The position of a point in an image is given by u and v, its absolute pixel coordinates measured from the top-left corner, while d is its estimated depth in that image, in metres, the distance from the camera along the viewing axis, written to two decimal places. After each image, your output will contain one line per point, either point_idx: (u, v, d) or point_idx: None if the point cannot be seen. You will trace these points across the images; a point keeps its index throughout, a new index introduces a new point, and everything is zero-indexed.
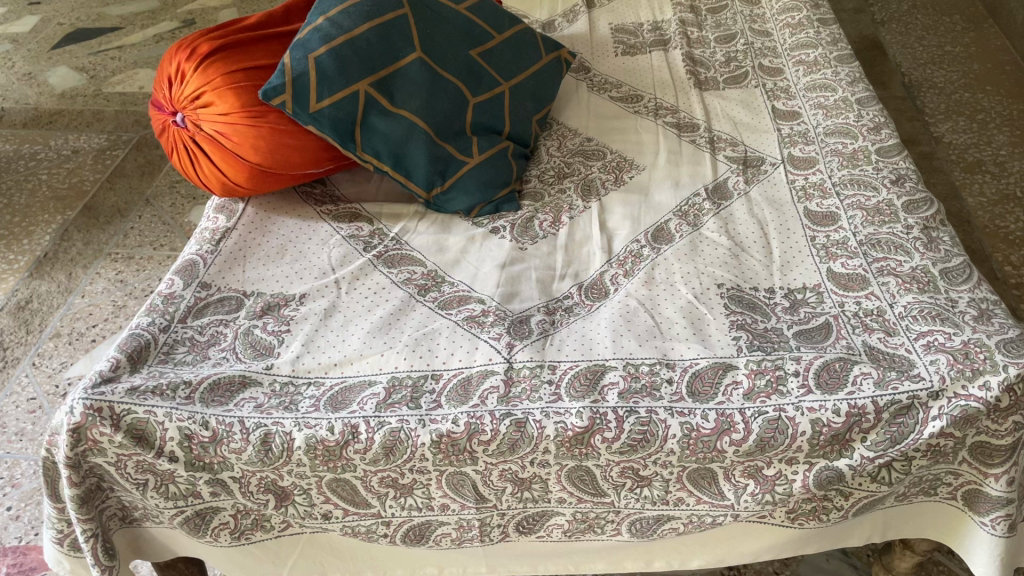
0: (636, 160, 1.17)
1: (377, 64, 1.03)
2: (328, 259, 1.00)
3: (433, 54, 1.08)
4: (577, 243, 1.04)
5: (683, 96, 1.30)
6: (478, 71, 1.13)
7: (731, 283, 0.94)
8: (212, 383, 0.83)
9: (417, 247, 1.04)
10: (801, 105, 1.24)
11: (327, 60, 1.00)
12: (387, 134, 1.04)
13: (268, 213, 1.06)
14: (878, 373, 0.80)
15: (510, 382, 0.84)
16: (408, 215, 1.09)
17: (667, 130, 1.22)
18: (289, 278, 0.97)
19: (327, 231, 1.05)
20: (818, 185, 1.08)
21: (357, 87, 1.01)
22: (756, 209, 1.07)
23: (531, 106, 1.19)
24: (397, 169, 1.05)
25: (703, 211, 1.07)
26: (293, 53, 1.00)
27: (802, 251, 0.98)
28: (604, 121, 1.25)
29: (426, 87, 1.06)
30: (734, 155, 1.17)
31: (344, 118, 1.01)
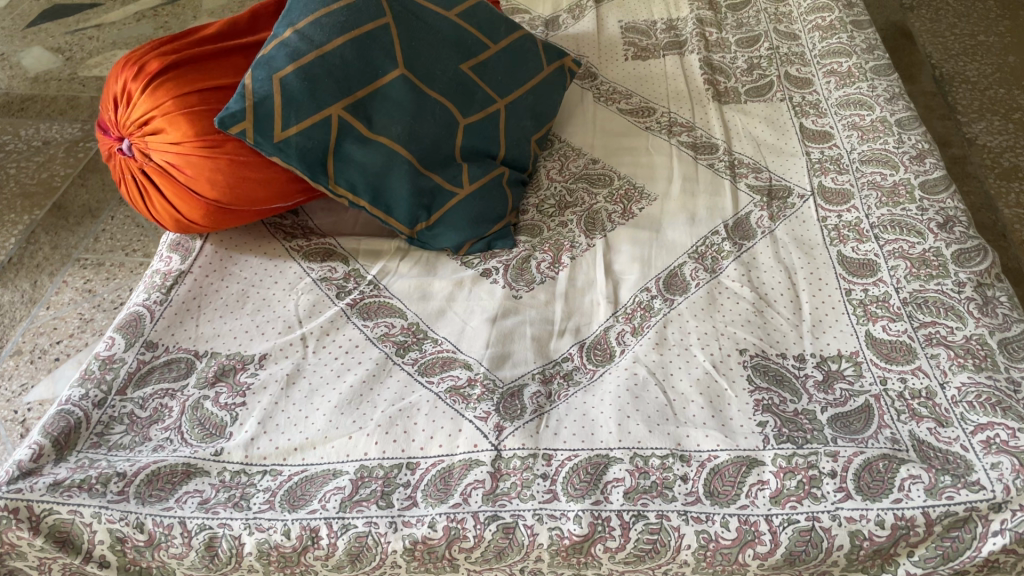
0: (646, 189, 1.04)
1: (353, 84, 0.90)
2: (294, 309, 0.88)
3: (419, 69, 0.95)
4: (578, 290, 0.92)
5: (700, 110, 1.16)
6: (471, 87, 0.99)
7: (754, 348, 0.82)
8: (150, 474, 0.71)
9: (397, 294, 0.91)
10: (833, 124, 1.10)
11: (293, 81, 0.87)
12: (365, 164, 0.91)
13: (229, 251, 0.94)
14: (930, 478, 0.68)
15: (497, 476, 0.72)
16: (388, 253, 0.96)
17: (682, 153, 1.09)
18: (250, 333, 0.85)
19: (296, 273, 0.93)
20: (854, 226, 0.95)
21: (329, 112, 0.88)
22: (783, 251, 0.94)
23: (529, 125, 1.06)
24: (375, 203, 0.93)
25: (722, 253, 0.94)
26: (255, 72, 0.87)
27: (836, 308, 0.86)
28: (612, 140, 1.12)
29: (410, 110, 0.93)
30: (757, 183, 1.04)
31: (315, 148, 0.88)
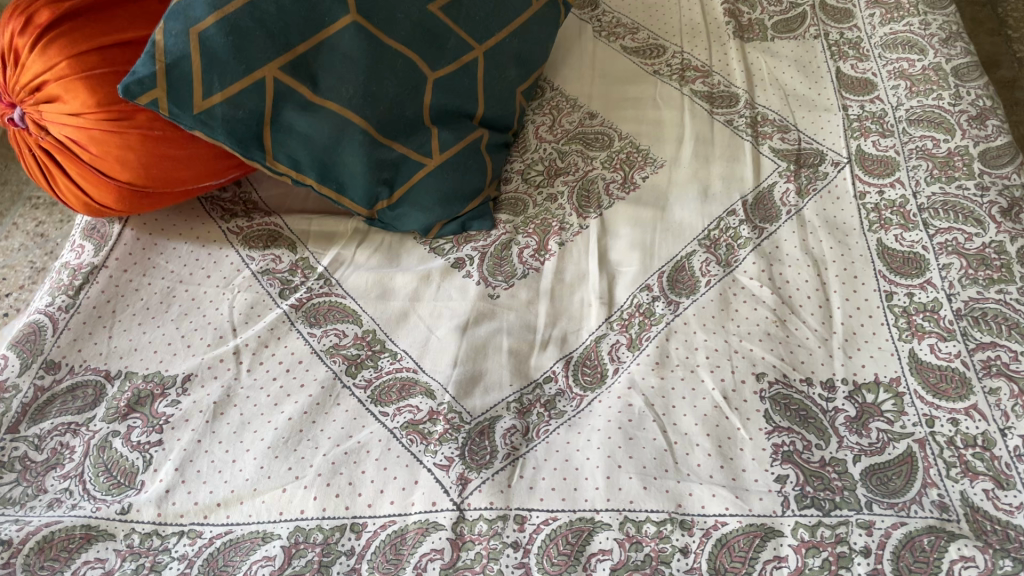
0: (651, 153, 0.88)
1: (292, 36, 0.73)
2: (229, 313, 0.74)
3: (377, 11, 0.77)
4: (567, 287, 0.78)
5: (718, 49, 0.99)
6: (442, 32, 0.82)
7: (775, 373, 0.68)
8: (42, 541, 0.59)
9: (352, 292, 0.77)
10: (875, 70, 0.93)
11: (216, 37, 0.70)
12: (310, 136, 0.75)
13: (154, 236, 0.79)
14: (987, 562, 0.55)
15: (458, 545, 0.59)
16: (344, 237, 0.82)
17: (696, 105, 0.92)
18: (173, 346, 0.71)
19: (233, 264, 0.78)
20: (898, 207, 0.79)
21: (261, 74, 0.72)
22: (812, 238, 0.79)
23: (514, 76, 0.89)
24: (324, 180, 0.78)
25: (739, 240, 0.79)
26: (167, 22, 0.70)
27: (874, 318, 0.72)
28: (613, 88, 0.95)
29: (365, 66, 0.76)
30: (784, 147, 0.88)
31: (245, 118, 0.72)
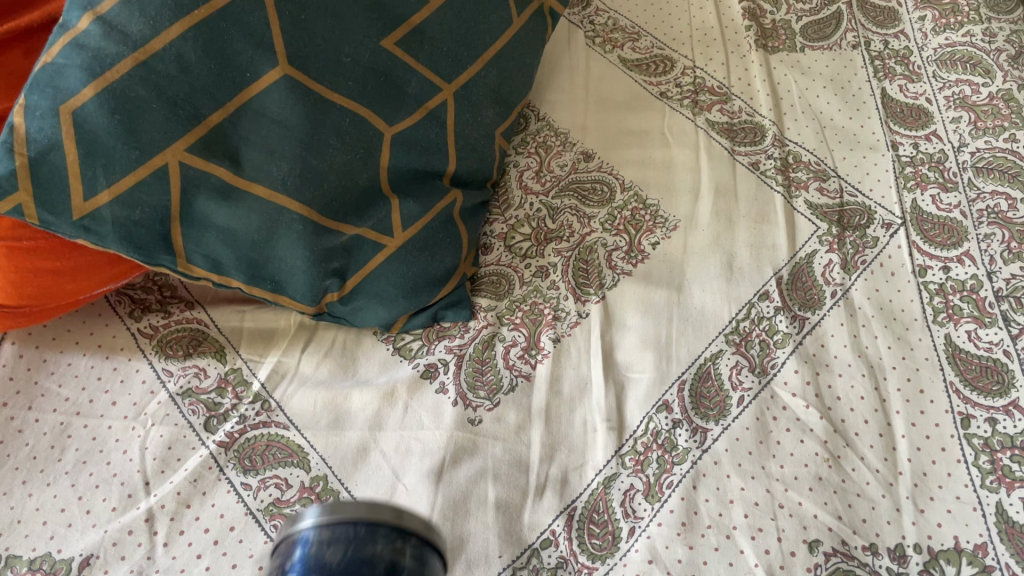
0: (662, 210, 0.72)
1: (202, 104, 0.55)
2: (141, 459, 0.59)
3: (314, 58, 0.59)
4: (564, 402, 0.62)
5: (738, 62, 0.82)
6: (399, 74, 0.64)
7: (831, 541, 0.55)
8: None
9: (297, 420, 0.61)
10: (930, 95, 0.77)
11: (97, 115, 0.52)
12: (231, 230, 0.58)
13: (41, 350, 0.64)
14: None
15: None
16: (285, 338, 0.66)
17: (714, 143, 0.76)
18: (67, 514, 0.56)
19: (145, 384, 0.62)
20: (970, 291, 0.65)
21: (162, 159, 0.54)
22: (865, 333, 0.64)
23: (491, 115, 0.72)
24: (255, 280, 0.61)
25: (775, 335, 0.64)
26: (29, 97, 0.52)
27: (949, 454, 0.58)
28: (612, 117, 0.79)
29: (301, 134, 0.58)
30: (823, 200, 0.72)
31: (144, 218, 0.55)
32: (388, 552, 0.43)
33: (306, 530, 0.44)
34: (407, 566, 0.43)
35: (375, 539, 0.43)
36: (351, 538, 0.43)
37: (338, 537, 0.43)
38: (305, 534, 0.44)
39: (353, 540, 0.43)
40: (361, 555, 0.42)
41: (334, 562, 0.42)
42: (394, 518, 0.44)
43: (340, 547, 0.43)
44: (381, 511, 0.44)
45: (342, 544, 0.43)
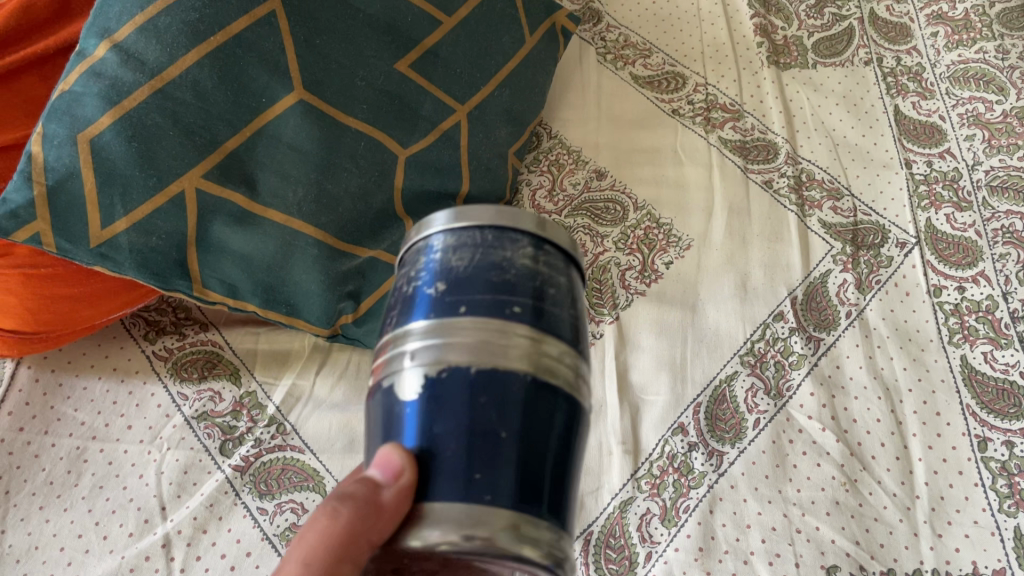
0: (675, 229, 0.72)
1: (218, 131, 0.55)
2: (157, 484, 0.59)
3: (329, 82, 0.59)
4: None
5: (750, 79, 0.82)
6: (413, 96, 0.64)
7: (849, 566, 0.55)
8: None
9: (312, 444, 0.61)
10: (943, 112, 0.77)
11: (115, 144, 0.52)
12: (247, 254, 0.58)
13: (57, 374, 0.64)
14: None
15: None
16: (299, 359, 0.66)
17: (726, 161, 0.76)
18: (85, 540, 0.56)
19: (161, 407, 0.62)
20: (985, 312, 0.65)
21: (178, 186, 0.54)
22: (880, 354, 0.64)
23: (504, 135, 0.71)
24: (270, 303, 0.60)
25: (790, 357, 0.64)
26: (47, 126, 0.52)
27: (966, 477, 0.58)
28: (624, 134, 0.79)
29: (316, 158, 0.59)
30: (837, 219, 0.72)
31: (161, 244, 0.55)
32: (531, 282, 0.34)
33: (435, 240, 0.35)
34: (549, 277, 0.35)
35: (507, 246, 0.34)
36: (484, 240, 0.34)
37: (475, 242, 0.34)
38: (434, 245, 0.35)
39: (489, 241, 0.34)
40: (498, 263, 0.34)
41: (461, 264, 0.34)
42: (535, 229, 0.35)
43: (473, 253, 0.34)
44: (524, 220, 0.35)
45: (475, 251, 0.34)
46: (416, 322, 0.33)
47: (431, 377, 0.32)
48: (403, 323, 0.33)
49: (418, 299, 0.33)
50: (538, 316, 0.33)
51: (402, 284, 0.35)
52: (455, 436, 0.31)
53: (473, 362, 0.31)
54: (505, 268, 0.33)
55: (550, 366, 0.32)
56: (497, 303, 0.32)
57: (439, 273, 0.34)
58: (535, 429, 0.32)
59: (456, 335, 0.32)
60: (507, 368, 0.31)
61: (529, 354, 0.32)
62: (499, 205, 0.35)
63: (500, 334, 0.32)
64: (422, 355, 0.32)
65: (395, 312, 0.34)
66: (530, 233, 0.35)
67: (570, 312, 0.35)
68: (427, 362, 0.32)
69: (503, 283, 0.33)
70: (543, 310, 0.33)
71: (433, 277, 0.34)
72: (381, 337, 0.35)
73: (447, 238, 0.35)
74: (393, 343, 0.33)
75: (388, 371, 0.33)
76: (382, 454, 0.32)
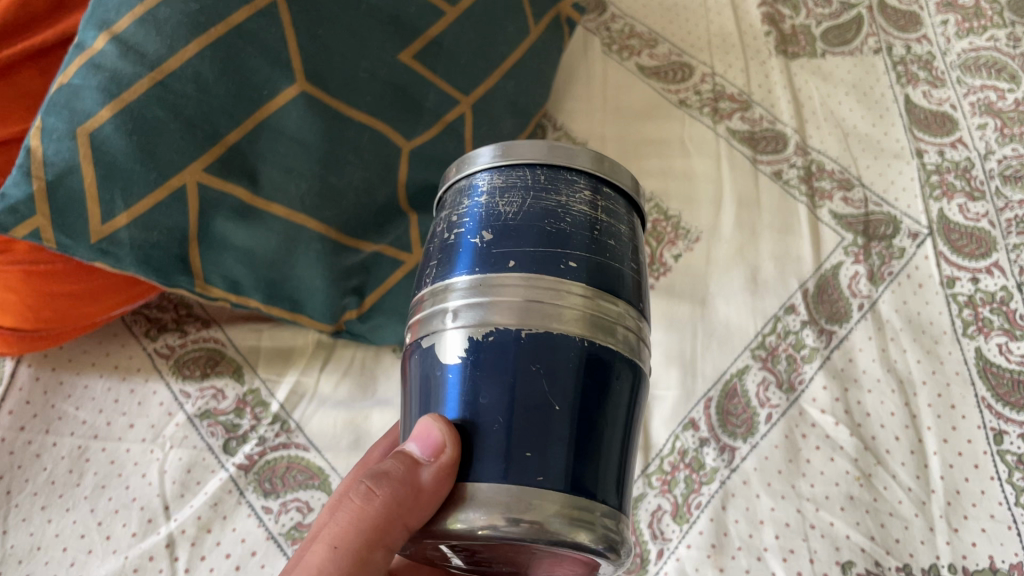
0: (684, 221, 0.71)
1: (220, 123, 0.54)
2: (160, 483, 0.58)
3: (332, 73, 0.58)
4: None
5: (758, 68, 0.81)
6: (417, 88, 0.63)
7: (864, 562, 0.54)
8: None
9: (317, 441, 0.61)
10: (954, 101, 0.76)
11: (115, 137, 0.51)
12: (249, 250, 0.57)
13: (58, 371, 0.62)
14: None
15: None
16: (303, 355, 0.65)
17: (734, 152, 0.75)
18: (87, 540, 0.55)
19: (163, 405, 0.61)
20: (1000, 303, 0.64)
21: (179, 180, 0.53)
22: (893, 347, 0.63)
23: (510, 127, 0.70)
24: (274, 300, 0.60)
25: (802, 350, 0.63)
26: (45, 119, 0.51)
27: (982, 471, 0.57)
28: (630, 126, 0.77)
29: (319, 151, 0.58)
30: (847, 210, 0.71)
31: (162, 240, 0.54)
32: (585, 228, 0.36)
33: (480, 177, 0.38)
34: (605, 226, 0.37)
35: (561, 188, 0.37)
36: (535, 181, 0.37)
37: (527, 185, 0.37)
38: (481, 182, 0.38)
39: (540, 184, 0.37)
40: (550, 210, 0.36)
41: (512, 210, 0.36)
42: (590, 170, 0.38)
43: (525, 198, 0.36)
44: (575, 160, 0.37)
45: (528, 195, 0.36)
46: (463, 272, 0.35)
47: (476, 340, 0.34)
48: (449, 272, 0.35)
49: (464, 249, 0.36)
50: (591, 265, 0.35)
51: (447, 224, 0.38)
52: (502, 408, 0.33)
53: (522, 324, 0.33)
54: (558, 214, 0.36)
55: (601, 322, 0.34)
56: (549, 257, 0.34)
57: (486, 220, 0.36)
58: (585, 394, 0.34)
59: (505, 294, 0.34)
60: (560, 329, 0.33)
61: (584, 306, 0.34)
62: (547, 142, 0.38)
63: (553, 291, 0.34)
64: (467, 314, 0.34)
65: (440, 257, 0.37)
66: (580, 177, 0.38)
67: (623, 254, 0.37)
68: (473, 322, 0.34)
69: (556, 231, 0.35)
70: (599, 256, 0.36)
71: (480, 224, 0.36)
72: (424, 280, 0.37)
73: (495, 174, 0.38)
74: (437, 294, 0.35)
75: (427, 331, 0.35)
76: (423, 426, 0.34)
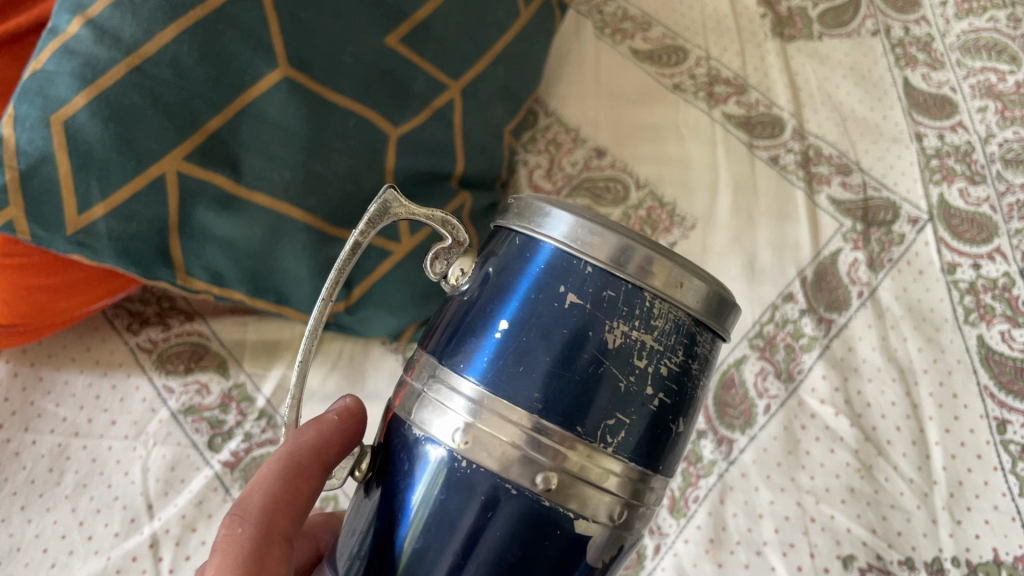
0: (678, 209, 0.69)
1: (200, 110, 0.52)
2: (143, 481, 0.57)
3: (316, 57, 0.56)
4: None
5: (754, 50, 0.79)
6: (405, 72, 0.60)
7: (866, 556, 0.53)
8: None
9: None
10: (954, 83, 0.74)
11: (90, 125, 0.49)
12: (233, 242, 0.56)
13: (37, 367, 0.60)
14: None
15: None
16: (290, 348, 0.64)
17: (730, 137, 0.73)
18: (68, 541, 0.54)
19: (146, 399, 0.60)
20: (1002, 290, 0.63)
21: (159, 170, 0.52)
22: (894, 335, 0.62)
23: (500, 113, 0.69)
24: (258, 293, 0.59)
25: (801, 339, 0.62)
26: (18, 107, 0.49)
27: (985, 461, 0.56)
28: (624, 111, 0.75)
29: (304, 139, 0.56)
30: (845, 195, 0.69)
31: (142, 231, 0.53)
32: (656, 381, 0.34)
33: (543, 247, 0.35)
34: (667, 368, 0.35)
35: (638, 320, 0.34)
36: (630, 306, 0.34)
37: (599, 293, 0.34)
38: (541, 256, 0.35)
39: (634, 313, 0.34)
40: (632, 357, 0.34)
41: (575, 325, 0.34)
42: (691, 305, 0.35)
43: (613, 330, 0.34)
44: (659, 280, 0.34)
45: (616, 328, 0.34)
46: (493, 377, 0.34)
47: (460, 466, 0.33)
48: (470, 356, 0.35)
49: (495, 339, 0.34)
50: (647, 423, 0.34)
51: (493, 285, 0.36)
52: (449, 562, 0.34)
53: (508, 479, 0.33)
54: (600, 343, 0.33)
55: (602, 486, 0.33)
56: (574, 399, 0.33)
57: (542, 321, 0.34)
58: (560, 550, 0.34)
59: (518, 424, 0.33)
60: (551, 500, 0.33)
61: (583, 471, 0.33)
62: (656, 256, 0.34)
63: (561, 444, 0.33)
64: (459, 436, 0.33)
65: (470, 330, 0.35)
66: (676, 305, 0.35)
67: (681, 390, 0.36)
68: (459, 449, 0.33)
69: (624, 387, 0.34)
70: (655, 410, 0.35)
71: (547, 333, 0.34)
72: (451, 332, 0.36)
73: (590, 264, 0.34)
74: (452, 373, 0.35)
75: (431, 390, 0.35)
76: None
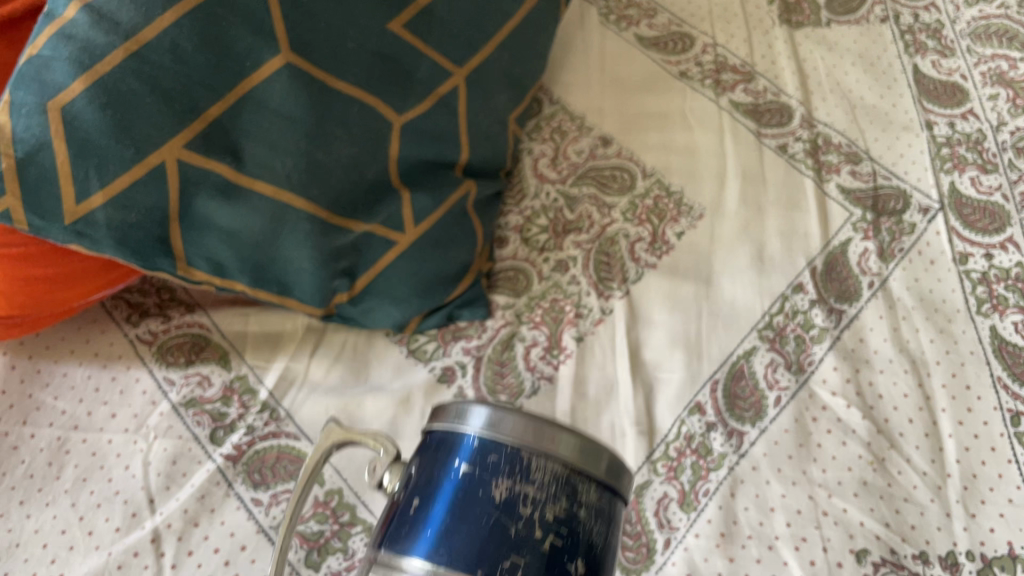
0: (686, 198, 0.68)
1: (200, 96, 0.51)
2: (144, 474, 0.55)
3: (318, 43, 0.54)
4: (590, 407, 0.59)
5: (761, 38, 0.78)
6: (409, 58, 0.59)
7: (880, 550, 0.52)
8: None
9: (308, 430, 0.58)
10: (964, 71, 0.73)
11: (88, 111, 0.48)
12: (234, 232, 0.55)
13: (35, 359, 0.60)
14: None
15: None
16: (292, 341, 0.63)
17: (738, 125, 0.72)
18: (68, 536, 0.52)
19: (146, 392, 0.59)
20: (1015, 280, 0.62)
21: (158, 157, 0.50)
22: (905, 325, 0.61)
23: (504, 101, 0.68)
24: (260, 284, 0.58)
25: (811, 331, 0.61)
26: (14, 93, 0.48)
27: (999, 454, 0.55)
28: (629, 99, 0.75)
29: (307, 126, 0.54)
30: (855, 184, 0.68)
31: (141, 220, 0.51)
32: (546, 527, 0.36)
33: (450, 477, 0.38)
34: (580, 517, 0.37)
35: (547, 484, 0.37)
36: (513, 464, 0.37)
37: (508, 466, 0.37)
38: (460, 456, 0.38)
39: (516, 470, 0.37)
40: (518, 506, 0.36)
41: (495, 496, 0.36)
42: (574, 457, 0.37)
43: (498, 485, 0.36)
44: (562, 450, 0.37)
45: (522, 489, 0.36)
46: (430, 549, 0.35)
47: None
48: (410, 537, 0.36)
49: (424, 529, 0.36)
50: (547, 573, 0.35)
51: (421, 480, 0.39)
52: None
53: None
54: (518, 509, 0.36)
55: None
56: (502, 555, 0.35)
57: (463, 501, 0.36)
58: None
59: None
60: None
61: None
62: (537, 421, 0.37)
63: None
64: None
65: (407, 517, 0.37)
66: (569, 462, 0.37)
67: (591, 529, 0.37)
68: None
69: (514, 532, 0.35)
70: (574, 554, 0.36)
71: (454, 505, 0.37)
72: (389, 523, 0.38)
73: (496, 449, 0.37)
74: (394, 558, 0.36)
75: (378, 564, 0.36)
76: None
